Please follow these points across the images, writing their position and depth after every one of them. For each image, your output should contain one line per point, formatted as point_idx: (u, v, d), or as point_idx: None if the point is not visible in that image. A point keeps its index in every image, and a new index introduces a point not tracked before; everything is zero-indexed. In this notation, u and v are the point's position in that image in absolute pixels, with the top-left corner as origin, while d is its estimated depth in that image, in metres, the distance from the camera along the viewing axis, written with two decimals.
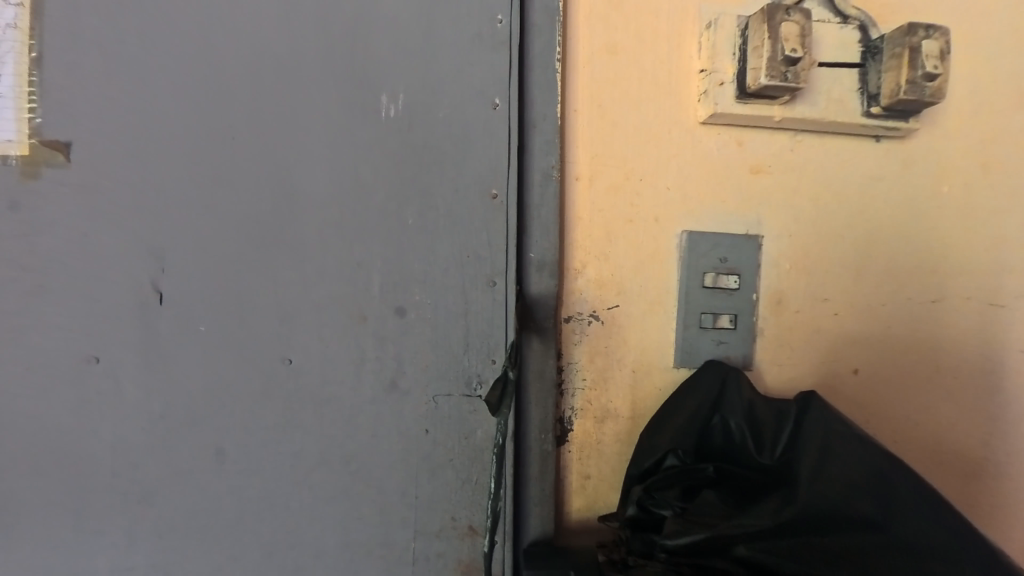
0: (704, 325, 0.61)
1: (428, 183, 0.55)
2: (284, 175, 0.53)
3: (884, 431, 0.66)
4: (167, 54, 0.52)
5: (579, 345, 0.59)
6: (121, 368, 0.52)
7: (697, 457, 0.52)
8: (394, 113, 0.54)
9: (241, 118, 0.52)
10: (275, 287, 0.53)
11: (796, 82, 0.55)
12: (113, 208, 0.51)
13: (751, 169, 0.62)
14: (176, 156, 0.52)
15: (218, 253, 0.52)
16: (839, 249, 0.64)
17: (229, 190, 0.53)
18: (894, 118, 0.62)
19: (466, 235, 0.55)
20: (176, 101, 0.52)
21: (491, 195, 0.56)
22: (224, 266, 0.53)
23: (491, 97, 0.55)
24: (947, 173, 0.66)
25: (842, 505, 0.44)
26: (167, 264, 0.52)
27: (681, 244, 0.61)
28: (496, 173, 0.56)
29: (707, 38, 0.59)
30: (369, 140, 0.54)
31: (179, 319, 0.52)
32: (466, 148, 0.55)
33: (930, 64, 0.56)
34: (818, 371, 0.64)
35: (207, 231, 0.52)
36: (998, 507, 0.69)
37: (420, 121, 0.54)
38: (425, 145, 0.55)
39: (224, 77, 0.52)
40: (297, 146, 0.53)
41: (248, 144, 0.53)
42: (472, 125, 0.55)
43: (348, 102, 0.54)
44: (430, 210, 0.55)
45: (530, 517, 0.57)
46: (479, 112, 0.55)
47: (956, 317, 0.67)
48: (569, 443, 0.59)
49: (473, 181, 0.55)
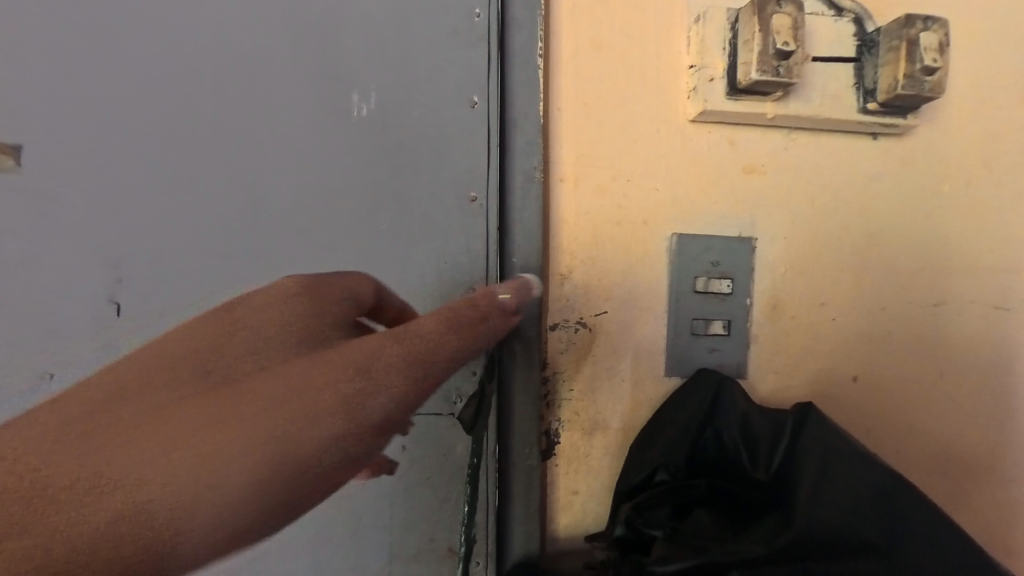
0: (696, 332, 0.58)
1: (403, 186, 0.52)
2: (251, 178, 0.50)
3: (886, 442, 0.63)
4: (126, 51, 0.49)
5: (565, 354, 0.57)
6: (73, 386, 0.49)
7: (688, 473, 0.50)
8: (367, 113, 0.52)
9: (205, 117, 0.50)
10: (241, 296, 0.50)
11: (789, 77, 0.53)
12: (68, 216, 0.49)
13: (744, 168, 0.60)
14: (135, 159, 0.49)
15: (181, 261, 0.50)
16: (836, 251, 0.62)
17: (193, 195, 0.50)
18: (892, 114, 0.59)
19: (444, 240, 0.53)
20: (136, 100, 0.49)
21: (470, 199, 0.53)
22: (188, 276, 0.50)
23: (470, 96, 0.53)
24: (947, 172, 0.64)
25: (841, 527, 0.41)
26: (126, 275, 0.49)
27: (672, 247, 0.58)
28: (475, 176, 0.53)
29: (695, 32, 0.57)
30: (343, 141, 0.51)
31: (139, 333, 0.49)
32: (443, 150, 0.53)
33: (929, 58, 0.54)
34: (817, 379, 0.61)
35: (169, 239, 0.50)
36: (1005, 519, 0.66)
37: (397, 120, 0.52)
38: (400, 146, 0.52)
39: (187, 74, 0.50)
40: (266, 149, 0.51)
41: (212, 146, 0.50)
42: (449, 125, 0.53)
43: (320, 103, 0.51)
44: (406, 214, 0.52)
45: (514, 537, 0.54)
46: (456, 111, 0.53)
47: (958, 321, 0.65)
48: (556, 457, 0.56)
49: (451, 184, 0.53)
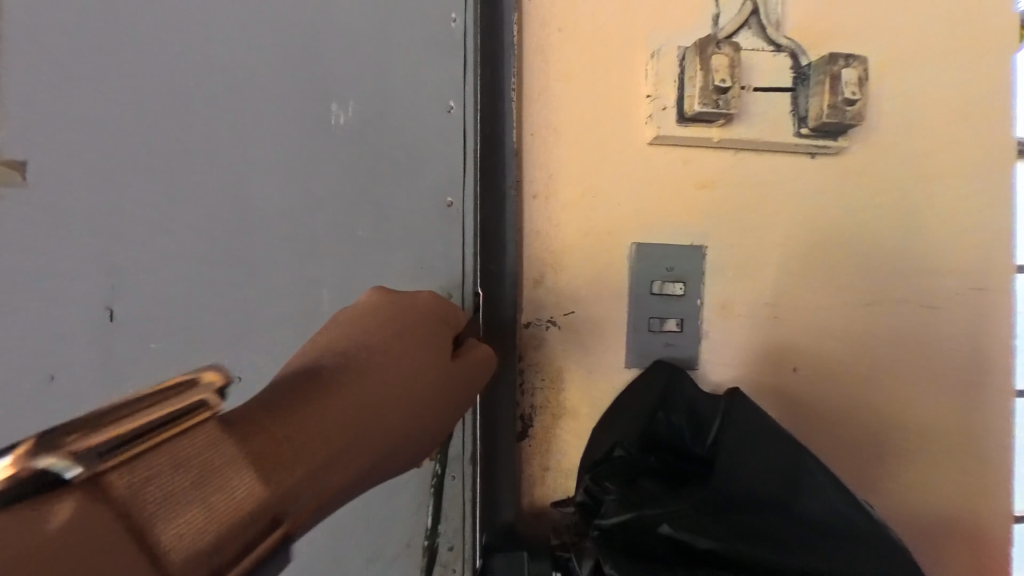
0: (653, 328, 0.66)
1: (379, 195, 0.58)
2: (242, 199, 0.58)
3: (823, 424, 0.72)
4: (125, 83, 0.57)
5: (538, 349, 0.65)
6: (75, 387, 0.57)
7: (641, 449, 0.58)
8: (343, 119, 0.58)
9: (198, 139, 0.58)
10: (237, 301, 0.58)
11: (727, 108, 0.61)
12: (70, 228, 0.57)
13: (697, 184, 0.68)
14: (133, 184, 0.57)
15: (168, 270, 0.58)
16: (779, 256, 0.70)
17: (183, 208, 0.58)
18: (823, 137, 0.67)
19: (421, 245, 0.58)
20: (132, 127, 0.57)
21: (447, 204, 0.59)
22: (179, 282, 0.58)
23: (446, 101, 0.58)
24: (880, 186, 0.72)
25: (755, 486, 0.48)
26: (117, 286, 0.57)
27: (632, 255, 0.66)
28: (452, 182, 0.59)
29: (651, 66, 0.65)
30: (331, 152, 0.58)
31: (132, 336, 0.57)
32: (421, 159, 0.59)
33: (849, 91, 0.61)
34: (761, 370, 0.70)
35: (162, 249, 0.58)
36: (927, 492, 0.75)
37: (376, 134, 0.58)
38: (381, 154, 0.58)
39: (179, 103, 0.58)
40: (259, 165, 0.58)
41: (201, 165, 0.58)
42: (426, 131, 0.58)
43: (312, 121, 0.58)
44: (384, 220, 0.58)
45: (491, 512, 0.63)
46: (434, 116, 0.58)
47: (888, 318, 0.73)
48: (530, 437, 0.65)
49: (429, 189, 0.58)
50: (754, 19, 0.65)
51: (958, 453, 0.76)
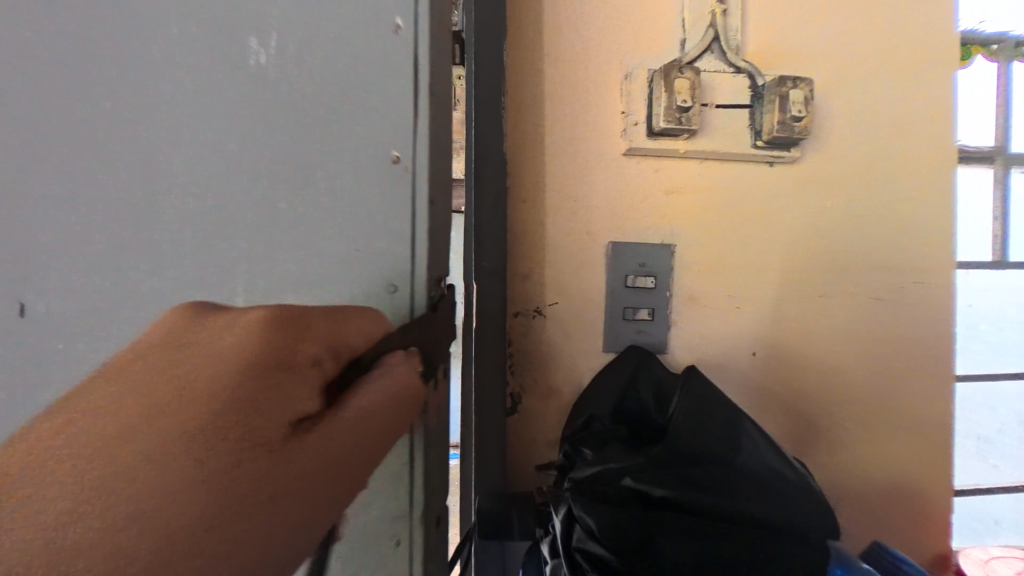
0: (627, 317, 0.75)
1: (318, 147, 0.50)
2: (150, 189, 0.50)
3: (780, 403, 0.81)
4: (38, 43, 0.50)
5: (526, 335, 0.74)
6: None
7: (614, 421, 0.67)
8: (264, 59, 0.50)
9: (115, 98, 0.50)
10: (155, 289, 0.50)
11: (689, 124, 0.70)
12: None
13: (667, 190, 0.77)
14: (37, 168, 0.51)
15: (78, 254, 0.51)
16: (741, 254, 0.79)
17: (96, 182, 0.51)
18: (778, 148, 0.76)
19: (360, 207, 0.50)
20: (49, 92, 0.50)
21: (393, 160, 0.50)
22: (92, 271, 0.51)
23: (393, 19, 0.49)
24: (832, 191, 0.81)
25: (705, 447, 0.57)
26: (22, 278, 0.51)
27: (608, 252, 0.75)
28: (399, 134, 0.50)
29: (625, 87, 0.73)
30: (259, 98, 0.50)
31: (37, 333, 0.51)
32: (360, 104, 0.49)
33: (795, 109, 0.71)
34: (722, 355, 0.79)
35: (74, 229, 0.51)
36: (874, 464, 0.84)
37: (308, 72, 0.49)
38: (316, 96, 0.50)
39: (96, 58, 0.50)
40: (180, 114, 0.50)
41: (122, 129, 0.50)
42: (371, 66, 0.49)
43: (232, 59, 0.50)
44: (313, 182, 0.50)
45: (482, 484, 0.69)
46: (380, 40, 0.49)
47: (839, 308, 0.82)
48: (517, 412, 0.74)
49: (373, 139, 0.50)
50: (715, 45, 0.75)
51: (901, 431, 0.85)
